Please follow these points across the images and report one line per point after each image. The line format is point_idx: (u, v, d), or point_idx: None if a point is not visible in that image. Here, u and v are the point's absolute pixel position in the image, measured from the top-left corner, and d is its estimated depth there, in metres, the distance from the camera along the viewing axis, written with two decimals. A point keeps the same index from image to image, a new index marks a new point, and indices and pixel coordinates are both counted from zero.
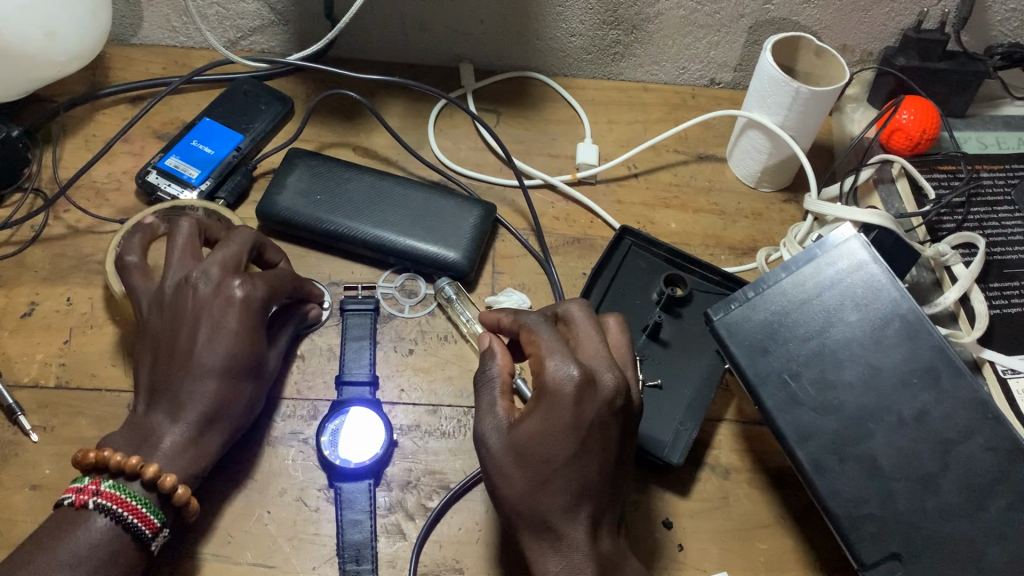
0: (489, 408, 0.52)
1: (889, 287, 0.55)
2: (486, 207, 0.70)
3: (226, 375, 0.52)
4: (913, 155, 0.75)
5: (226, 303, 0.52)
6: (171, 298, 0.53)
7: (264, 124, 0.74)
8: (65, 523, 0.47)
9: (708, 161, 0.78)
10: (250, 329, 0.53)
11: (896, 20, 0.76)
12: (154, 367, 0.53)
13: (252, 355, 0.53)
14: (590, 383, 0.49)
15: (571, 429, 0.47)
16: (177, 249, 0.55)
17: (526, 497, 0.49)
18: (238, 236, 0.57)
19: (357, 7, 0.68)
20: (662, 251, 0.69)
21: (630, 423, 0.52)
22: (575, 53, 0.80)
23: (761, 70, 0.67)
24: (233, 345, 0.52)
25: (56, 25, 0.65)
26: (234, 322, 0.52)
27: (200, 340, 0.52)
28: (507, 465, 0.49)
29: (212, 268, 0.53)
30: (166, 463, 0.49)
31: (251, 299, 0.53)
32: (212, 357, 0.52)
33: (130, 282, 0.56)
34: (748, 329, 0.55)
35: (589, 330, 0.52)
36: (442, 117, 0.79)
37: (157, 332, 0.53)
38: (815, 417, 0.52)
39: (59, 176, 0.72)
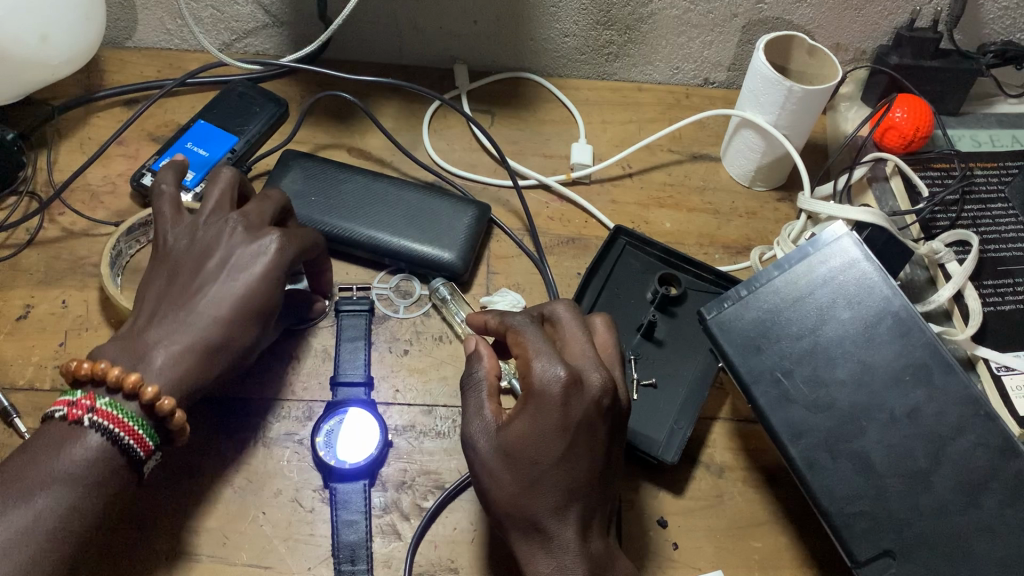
0: (476, 412, 0.52)
1: (881, 284, 0.55)
2: (480, 207, 0.71)
3: (241, 314, 0.52)
4: (907, 153, 0.75)
5: (257, 251, 0.53)
6: (204, 234, 0.53)
7: (259, 126, 0.74)
8: (60, 434, 0.46)
9: (703, 160, 0.78)
10: (278, 281, 0.53)
11: (888, 19, 0.76)
12: (165, 290, 0.51)
13: (272, 307, 0.53)
14: (577, 384, 0.49)
15: (560, 430, 0.48)
16: (217, 194, 0.55)
17: (515, 499, 0.49)
18: (274, 194, 0.57)
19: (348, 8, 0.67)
20: (656, 250, 0.69)
21: (618, 421, 0.52)
22: (569, 53, 0.80)
23: (754, 69, 0.68)
24: (253, 288, 0.52)
25: (49, 28, 0.65)
26: (262, 267, 0.52)
27: (221, 275, 0.51)
28: (495, 466, 0.50)
29: (248, 216, 0.54)
30: (159, 379, 0.48)
31: (285, 252, 0.54)
32: (229, 295, 0.51)
33: (159, 210, 0.54)
34: (741, 327, 0.55)
35: (575, 330, 0.53)
36: (436, 118, 0.79)
37: (175, 262, 0.52)
38: (807, 415, 0.52)
39: (54, 178, 0.72)
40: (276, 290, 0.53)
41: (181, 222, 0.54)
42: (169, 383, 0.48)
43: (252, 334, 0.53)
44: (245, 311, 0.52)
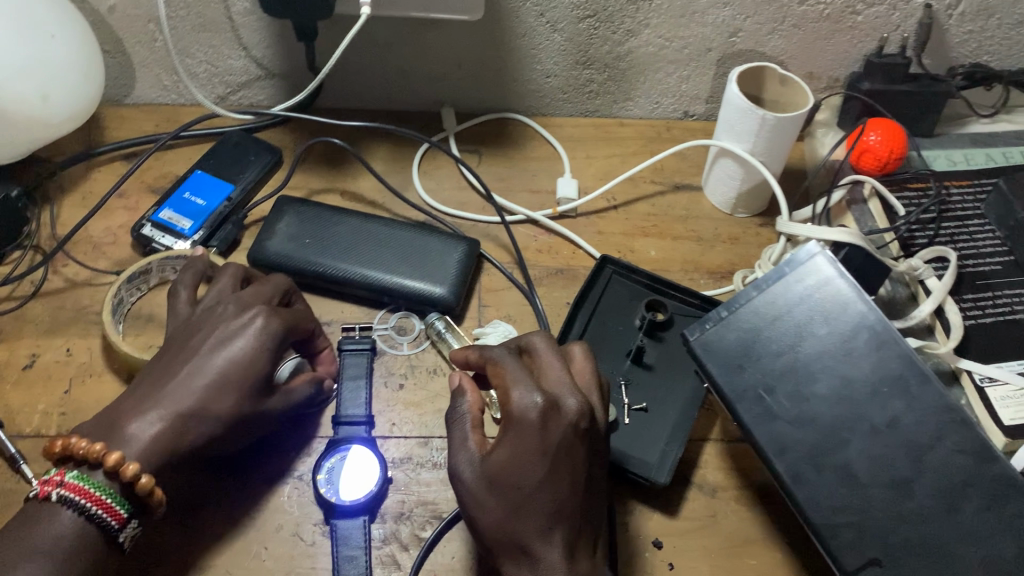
0: (461, 444, 0.54)
1: (855, 301, 0.57)
2: (469, 243, 0.73)
3: (220, 382, 0.54)
4: (883, 175, 0.77)
5: (243, 328, 0.56)
6: (197, 317, 0.58)
7: (253, 174, 0.76)
8: (33, 512, 0.49)
9: (685, 191, 0.80)
10: (263, 356, 0.56)
11: (858, 46, 0.78)
12: (158, 362, 0.56)
13: (257, 380, 0.55)
14: (554, 409, 0.51)
15: (540, 453, 0.50)
16: (220, 285, 0.60)
17: (502, 524, 0.51)
18: (279, 279, 0.62)
19: (339, 53, 0.69)
20: (642, 277, 0.71)
21: (599, 445, 0.54)
22: (551, 92, 0.83)
23: (727, 100, 0.70)
24: (234, 359, 0.55)
25: (45, 85, 0.68)
26: (246, 342, 0.55)
27: (206, 345, 0.55)
28: (483, 493, 0.51)
29: (238, 302, 0.58)
30: (130, 452, 0.51)
31: (270, 326, 0.56)
32: (210, 366, 0.54)
33: (172, 306, 0.60)
34: (722, 347, 0.57)
35: (551, 358, 0.55)
36: (426, 160, 0.81)
37: (171, 341, 0.57)
38: (790, 429, 0.54)
39: (58, 232, 0.74)
40: (263, 359, 0.56)
41: (188, 312, 0.60)
42: (138, 450, 0.51)
43: (231, 403, 0.54)
44: (228, 382, 0.54)
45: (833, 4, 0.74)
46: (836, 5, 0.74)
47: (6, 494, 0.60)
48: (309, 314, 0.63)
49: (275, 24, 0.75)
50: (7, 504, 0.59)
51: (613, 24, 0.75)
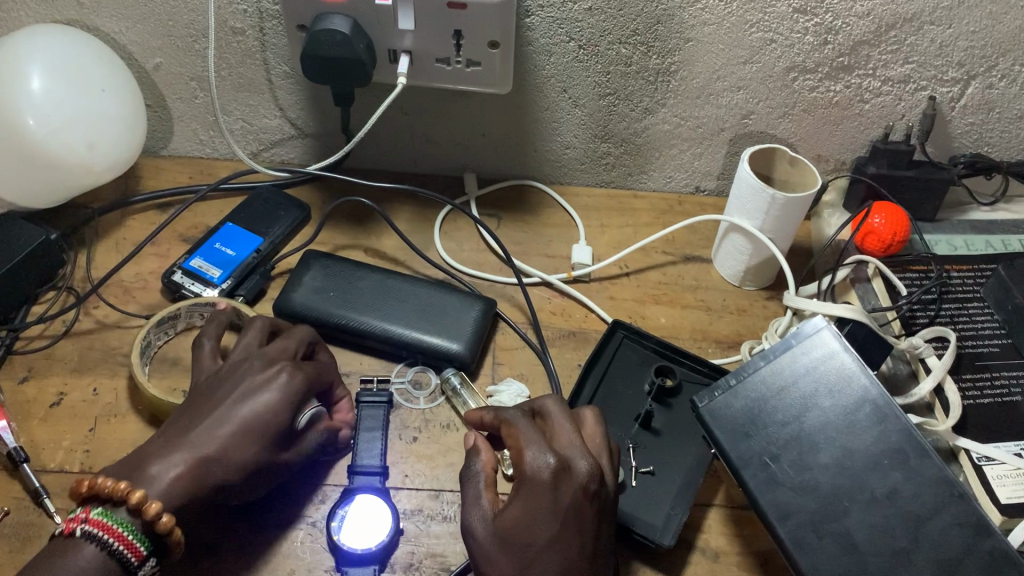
0: (473, 502, 0.56)
1: (859, 375, 0.59)
2: (487, 303, 0.75)
3: (244, 430, 0.56)
4: (886, 256, 0.80)
5: (269, 377, 0.59)
6: (225, 370, 0.60)
7: (282, 229, 0.79)
8: (59, 546, 0.51)
9: (695, 262, 0.83)
10: (284, 408, 0.58)
11: (864, 132, 0.82)
12: (181, 412, 0.58)
13: (277, 431, 0.58)
14: (565, 470, 0.54)
15: (550, 514, 0.53)
16: (248, 339, 0.63)
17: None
18: (303, 331, 0.65)
19: (373, 122, 0.72)
20: (652, 343, 0.74)
21: (608, 508, 0.56)
22: (570, 163, 0.86)
23: (739, 178, 0.74)
24: (255, 411, 0.57)
25: (89, 131, 0.71)
26: (269, 391, 0.58)
27: (231, 397, 0.58)
28: (494, 551, 0.53)
29: (266, 354, 0.61)
30: (152, 492, 0.52)
31: (293, 383, 0.59)
32: (234, 415, 0.57)
33: (199, 359, 0.63)
34: (729, 415, 0.59)
35: (564, 421, 0.58)
36: (447, 221, 0.85)
37: (198, 391, 0.59)
38: (793, 496, 0.56)
39: (91, 275, 0.77)
40: (283, 414, 0.58)
41: (213, 366, 0.62)
42: (160, 490, 0.53)
43: (252, 452, 0.56)
44: (253, 432, 0.57)
45: (842, 92, 0.78)
46: (844, 93, 0.78)
47: (28, 527, 0.62)
48: (331, 367, 0.66)
49: (312, 88, 0.79)
50: (28, 537, 0.61)
51: (632, 102, 0.79)
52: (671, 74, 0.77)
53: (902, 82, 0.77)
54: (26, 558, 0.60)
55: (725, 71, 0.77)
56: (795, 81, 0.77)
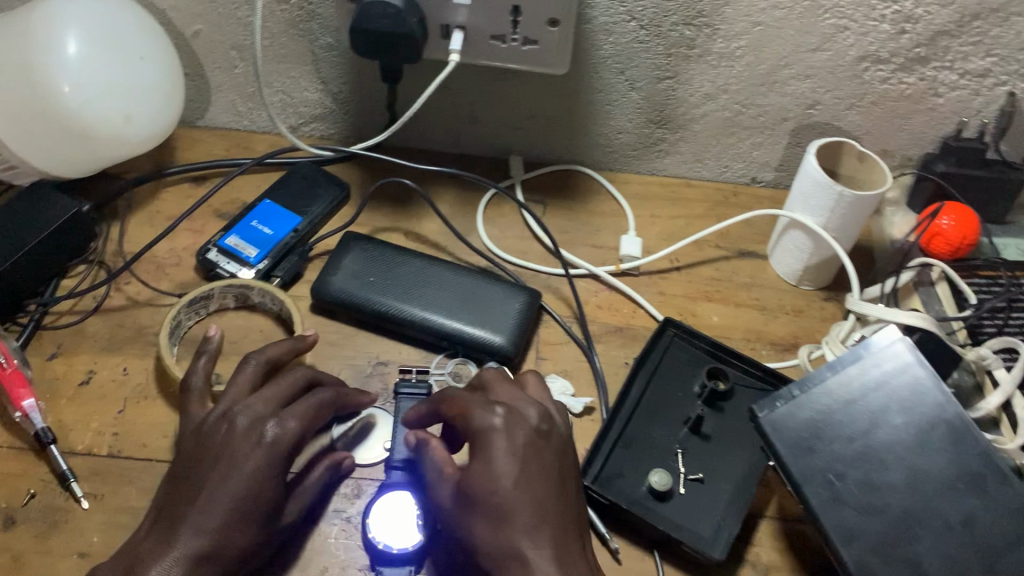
0: (439, 481, 0.55)
1: (934, 390, 0.56)
2: (531, 294, 0.72)
3: (236, 515, 0.50)
4: (953, 259, 0.76)
5: (254, 443, 0.52)
6: (205, 433, 0.53)
7: (321, 208, 0.76)
8: None
9: (750, 258, 0.79)
10: (273, 478, 0.52)
11: (935, 128, 0.78)
12: (170, 489, 0.52)
13: (266, 507, 0.52)
14: (515, 417, 0.54)
15: (509, 455, 0.51)
16: (238, 383, 0.56)
17: (493, 543, 0.50)
18: (295, 376, 0.58)
19: (420, 103, 0.67)
20: (704, 344, 0.70)
21: (569, 456, 0.55)
22: (621, 148, 0.82)
23: (804, 172, 0.70)
24: (241, 490, 0.51)
25: (125, 99, 0.68)
26: (255, 464, 0.52)
27: (215, 473, 0.51)
28: (469, 515, 0.51)
29: (252, 406, 0.54)
30: None
31: (280, 448, 0.53)
32: (221, 499, 0.50)
33: (186, 408, 0.57)
34: (793, 426, 0.56)
35: (503, 380, 0.57)
36: (491, 206, 0.81)
37: (183, 462, 0.53)
38: (859, 517, 0.52)
39: (123, 250, 0.75)
40: (269, 489, 0.52)
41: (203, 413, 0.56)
42: None
43: (249, 536, 0.51)
44: (247, 514, 0.51)
45: (915, 84, 0.74)
46: (917, 86, 0.74)
47: (54, 512, 0.60)
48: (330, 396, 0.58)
49: (357, 62, 0.75)
50: (54, 522, 0.59)
51: (691, 87, 0.75)
52: (735, 59, 0.73)
53: (981, 76, 0.72)
54: (53, 544, 0.58)
55: (792, 59, 0.72)
56: (866, 71, 0.73)
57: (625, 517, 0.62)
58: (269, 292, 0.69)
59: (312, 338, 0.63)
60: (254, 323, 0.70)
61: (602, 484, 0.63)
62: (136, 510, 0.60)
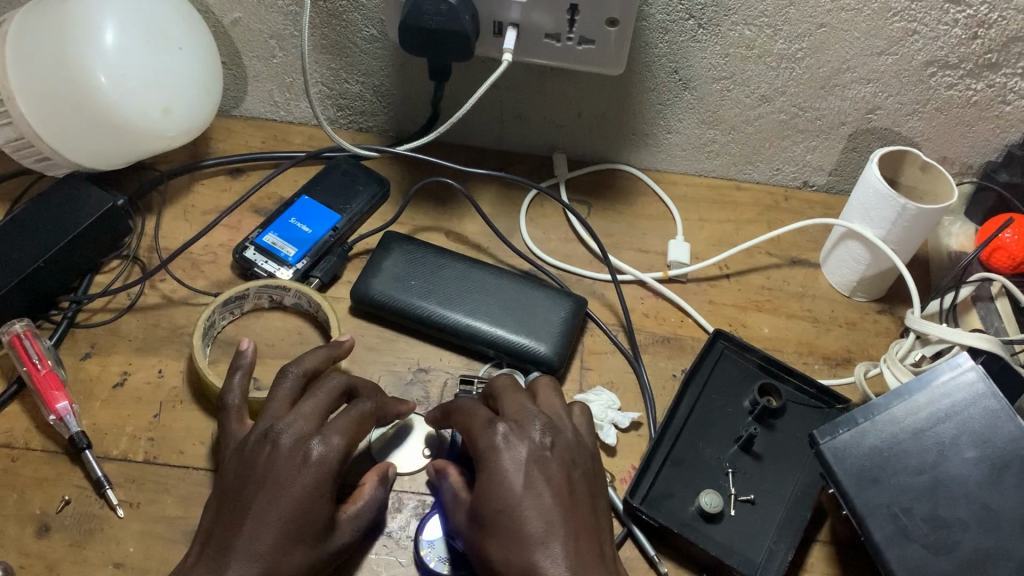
0: (454, 503, 0.53)
1: (1008, 422, 0.53)
2: (576, 301, 0.70)
3: (286, 538, 0.49)
4: (1015, 274, 0.73)
5: (301, 462, 0.50)
6: (248, 452, 0.51)
7: (361, 205, 0.74)
8: None
9: (802, 266, 0.77)
10: (320, 497, 0.51)
11: (1000, 136, 0.74)
12: (217, 512, 0.51)
13: (315, 526, 0.50)
14: (519, 431, 0.52)
15: (513, 471, 0.50)
16: (278, 397, 0.54)
17: (509, 562, 0.48)
18: (332, 383, 0.55)
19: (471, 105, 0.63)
20: (755, 358, 0.68)
21: (581, 463, 0.53)
22: (669, 148, 0.79)
23: (866, 181, 0.67)
24: (288, 510, 0.49)
25: (162, 91, 0.65)
26: (303, 484, 0.50)
27: (260, 493, 0.49)
28: (484, 534, 0.50)
29: (294, 423, 0.52)
30: None
31: (326, 465, 0.51)
32: (268, 521, 0.49)
33: (226, 426, 0.55)
34: (856, 455, 0.53)
35: (509, 392, 0.56)
36: (533, 206, 0.79)
37: (227, 484, 0.51)
38: (925, 554, 0.50)
39: (158, 245, 0.73)
40: (316, 507, 0.50)
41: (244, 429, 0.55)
42: None
43: (299, 558, 0.49)
44: (298, 535, 0.49)
45: (982, 91, 0.70)
46: (985, 93, 0.70)
47: (89, 520, 0.58)
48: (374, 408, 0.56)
49: (400, 55, 0.72)
50: (90, 531, 0.58)
51: (747, 88, 0.72)
52: (796, 61, 0.70)
53: None
54: (88, 554, 0.57)
55: (855, 62, 0.69)
56: (932, 76, 0.69)
57: (674, 539, 0.60)
58: (301, 291, 0.67)
59: (347, 346, 0.61)
60: (290, 325, 0.68)
61: (651, 505, 0.61)
62: (173, 520, 0.58)
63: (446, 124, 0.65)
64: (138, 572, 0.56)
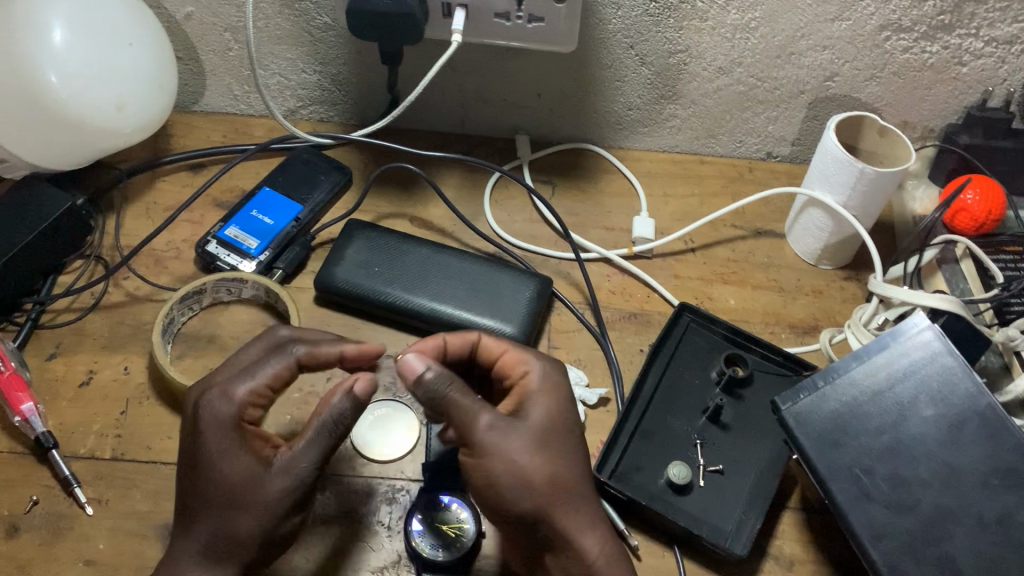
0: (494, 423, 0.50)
1: (965, 380, 0.54)
2: (542, 281, 0.70)
3: (213, 501, 0.49)
4: (979, 235, 0.73)
5: (197, 426, 0.50)
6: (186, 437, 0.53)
7: (323, 194, 0.74)
8: None
9: (767, 237, 0.77)
10: (232, 450, 0.50)
11: (959, 98, 0.74)
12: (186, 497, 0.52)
13: (245, 478, 0.49)
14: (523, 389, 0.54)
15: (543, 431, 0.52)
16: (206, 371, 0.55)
17: (556, 473, 0.51)
18: (245, 351, 0.55)
19: (424, 83, 0.64)
20: (722, 329, 0.68)
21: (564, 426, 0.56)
22: (631, 125, 0.80)
23: (824, 148, 0.67)
24: (205, 474, 0.49)
25: (114, 87, 0.65)
26: (205, 445, 0.50)
27: (183, 466, 0.50)
28: (529, 445, 0.51)
29: (195, 392, 0.52)
30: None
31: (217, 419, 0.50)
32: (194, 489, 0.49)
33: None
34: (816, 420, 0.54)
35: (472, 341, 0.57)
36: (498, 188, 0.79)
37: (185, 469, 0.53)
38: (888, 515, 0.51)
39: (120, 243, 0.72)
40: (233, 461, 0.49)
41: None
42: None
43: (237, 514, 0.49)
44: (232, 487, 0.49)
45: (938, 53, 0.70)
46: (941, 55, 0.70)
47: (58, 519, 0.58)
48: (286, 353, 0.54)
49: (355, 43, 0.72)
50: (59, 530, 0.58)
51: (704, 61, 0.72)
52: (751, 31, 0.69)
53: (1008, 43, 0.68)
54: (58, 552, 0.57)
55: (810, 30, 0.69)
56: (887, 40, 0.69)
57: (644, 512, 0.60)
58: (261, 281, 0.67)
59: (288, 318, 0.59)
60: (254, 318, 0.68)
61: (620, 480, 0.61)
62: (143, 515, 0.59)
63: (404, 105, 0.67)
64: (108, 568, 0.56)
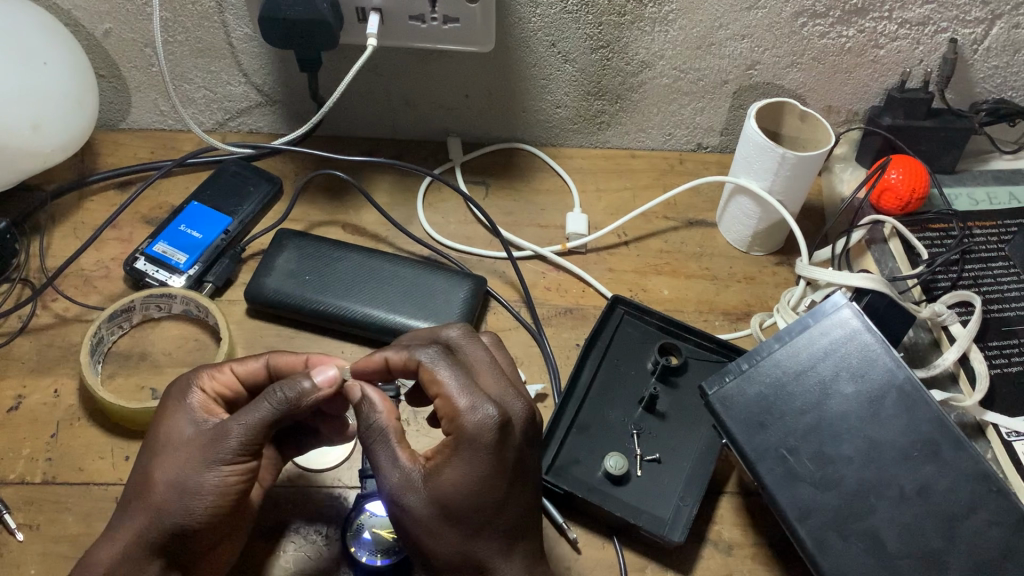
0: (403, 486, 0.47)
1: (883, 355, 0.54)
2: (475, 280, 0.70)
3: (148, 454, 0.50)
4: (904, 215, 0.74)
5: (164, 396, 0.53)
6: None
7: (253, 206, 0.74)
8: None
9: (699, 227, 0.78)
10: (175, 410, 0.51)
11: (879, 81, 0.75)
12: None
13: (176, 433, 0.50)
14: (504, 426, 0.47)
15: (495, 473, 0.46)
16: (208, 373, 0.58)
17: (465, 542, 0.47)
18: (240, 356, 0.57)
19: (347, 82, 0.66)
20: (655, 319, 0.69)
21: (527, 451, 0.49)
22: (561, 123, 0.80)
23: (745, 136, 0.68)
24: (151, 432, 0.51)
25: (29, 106, 0.64)
26: (159, 411, 0.52)
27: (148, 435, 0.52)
28: (449, 498, 0.46)
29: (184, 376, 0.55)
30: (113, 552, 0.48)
31: (176, 387, 0.52)
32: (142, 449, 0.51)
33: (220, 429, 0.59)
34: (742, 402, 0.54)
35: (480, 356, 0.51)
36: (431, 192, 0.79)
37: None
38: (814, 492, 0.51)
39: (47, 265, 0.72)
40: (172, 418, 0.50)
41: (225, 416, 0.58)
42: None
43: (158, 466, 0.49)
44: (163, 435, 0.50)
45: (854, 37, 0.71)
46: (857, 39, 0.71)
47: None
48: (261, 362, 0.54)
49: (277, 52, 0.72)
50: None
51: (626, 56, 0.73)
52: (669, 23, 0.70)
53: (921, 25, 0.69)
54: None
55: (727, 19, 0.69)
56: (804, 27, 0.70)
57: (582, 505, 0.60)
58: (190, 294, 0.66)
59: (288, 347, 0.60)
60: (187, 333, 0.68)
61: (558, 474, 0.61)
62: (74, 538, 0.58)
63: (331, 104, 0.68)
64: None
